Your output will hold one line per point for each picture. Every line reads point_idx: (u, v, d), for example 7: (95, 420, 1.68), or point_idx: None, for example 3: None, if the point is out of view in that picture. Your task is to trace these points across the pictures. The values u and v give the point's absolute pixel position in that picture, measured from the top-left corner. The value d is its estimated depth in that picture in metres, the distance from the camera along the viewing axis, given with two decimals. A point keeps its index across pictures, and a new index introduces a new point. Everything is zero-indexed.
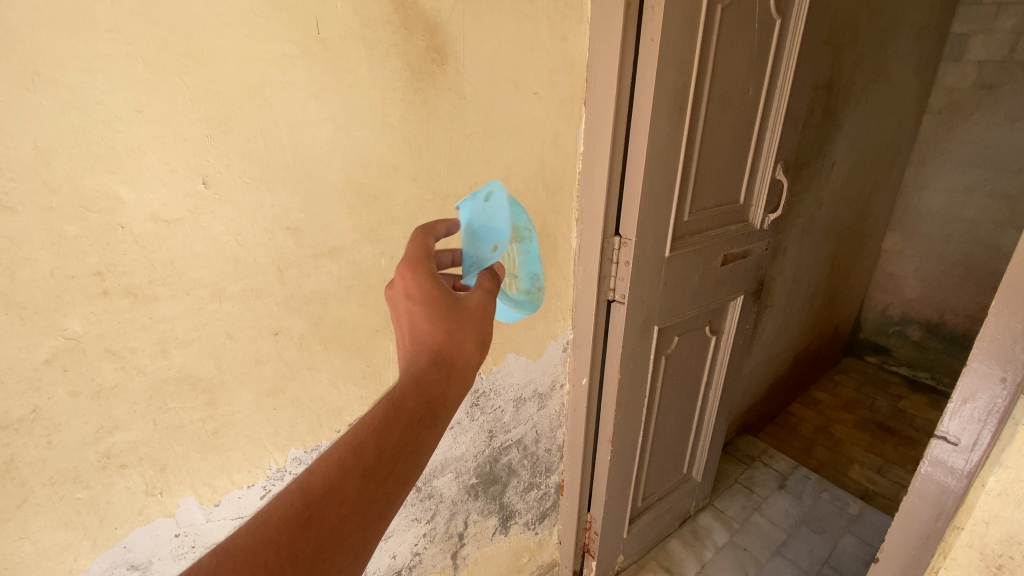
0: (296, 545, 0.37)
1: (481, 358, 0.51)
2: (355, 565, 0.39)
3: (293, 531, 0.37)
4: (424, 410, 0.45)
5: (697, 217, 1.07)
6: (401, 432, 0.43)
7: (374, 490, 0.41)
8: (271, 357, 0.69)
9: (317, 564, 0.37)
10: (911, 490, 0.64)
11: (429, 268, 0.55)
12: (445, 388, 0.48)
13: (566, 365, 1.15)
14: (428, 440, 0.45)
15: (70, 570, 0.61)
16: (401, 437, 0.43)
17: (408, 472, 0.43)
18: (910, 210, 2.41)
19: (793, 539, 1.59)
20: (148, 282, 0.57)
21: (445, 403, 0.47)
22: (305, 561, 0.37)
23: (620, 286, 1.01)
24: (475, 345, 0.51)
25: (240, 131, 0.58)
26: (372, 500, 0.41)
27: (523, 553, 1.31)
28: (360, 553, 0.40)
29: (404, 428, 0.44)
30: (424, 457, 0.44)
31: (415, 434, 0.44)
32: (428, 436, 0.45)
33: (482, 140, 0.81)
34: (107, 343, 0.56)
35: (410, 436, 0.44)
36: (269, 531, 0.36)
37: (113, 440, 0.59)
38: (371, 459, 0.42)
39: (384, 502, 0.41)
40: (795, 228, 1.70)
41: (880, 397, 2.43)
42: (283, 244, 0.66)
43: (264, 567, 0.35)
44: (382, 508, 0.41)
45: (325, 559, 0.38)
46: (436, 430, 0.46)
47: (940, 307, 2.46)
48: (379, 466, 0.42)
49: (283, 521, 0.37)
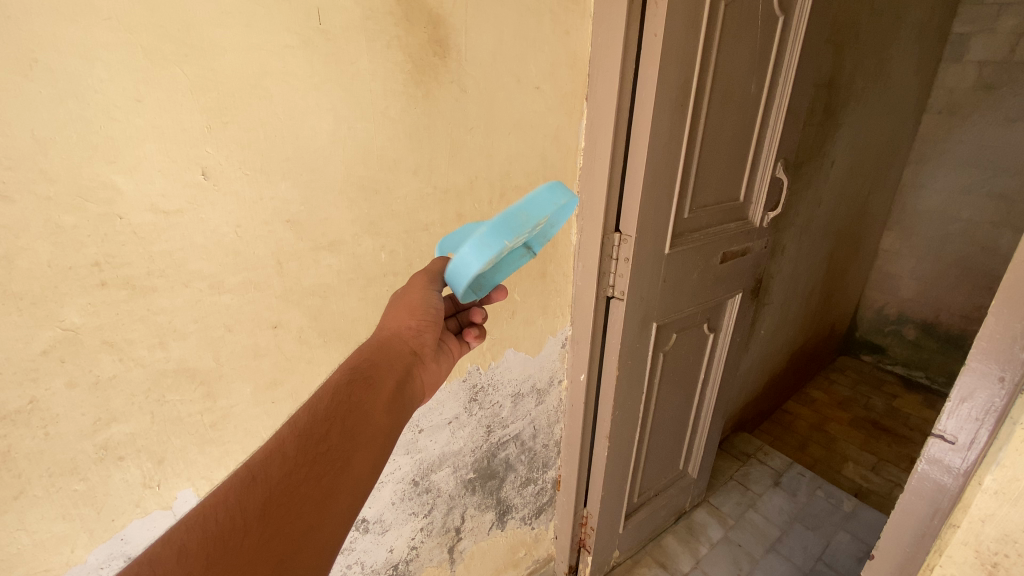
0: (245, 498, 0.43)
1: (409, 325, 0.62)
2: (314, 512, 0.44)
3: (241, 491, 0.43)
4: (352, 376, 0.55)
5: (697, 215, 1.07)
6: (331, 396, 0.52)
7: (317, 446, 0.48)
8: (269, 350, 0.69)
9: (270, 510, 0.42)
10: (908, 487, 0.65)
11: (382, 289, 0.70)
12: (371, 358, 0.58)
13: (564, 361, 1.15)
14: (360, 399, 0.53)
15: (67, 562, 0.61)
16: (334, 399, 0.52)
17: (348, 427, 0.50)
18: (908, 210, 2.42)
19: (787, 536, 1.60)
20: (146, 273, 0.57)
21: (373, 368, 0.57)
22: (256, 509, 0.42)
23: (620, 283, 1.01)
24: (400, 318, 0.62)
25: (240, 122, 0.58)
26: (316, 454, 0.47)
27: (520, 547, 1.31)
28: (317, 499, 0.45)
29: (335, 393, 0.52)
30: (361, 412, 0.52)
31: (346, 396, 0.52)
32: (360, 396, 0.53)
33: (483, 134, 0.80)
34: (105, 335, 0.56)
35: (343, 396, 0.52)
36: (216, 496, 0.43)
37: (111, 432, 0.59)
38: (307, 422, 0.49)
39: (329, 454, 0.48)
40: (794, 225, 1.70)
41: (875, 395, 2.45)
42: (283, 237, 0.65)
43: (216, 520, 0.41)
44: (330, 459, 0.47)
45: (277, 501, 0.43)
46: (367, 388, 0.54)
47: (936, 306, 2.47)
48: (315, 426, 0.49)
49: (230, 484, 0.43)
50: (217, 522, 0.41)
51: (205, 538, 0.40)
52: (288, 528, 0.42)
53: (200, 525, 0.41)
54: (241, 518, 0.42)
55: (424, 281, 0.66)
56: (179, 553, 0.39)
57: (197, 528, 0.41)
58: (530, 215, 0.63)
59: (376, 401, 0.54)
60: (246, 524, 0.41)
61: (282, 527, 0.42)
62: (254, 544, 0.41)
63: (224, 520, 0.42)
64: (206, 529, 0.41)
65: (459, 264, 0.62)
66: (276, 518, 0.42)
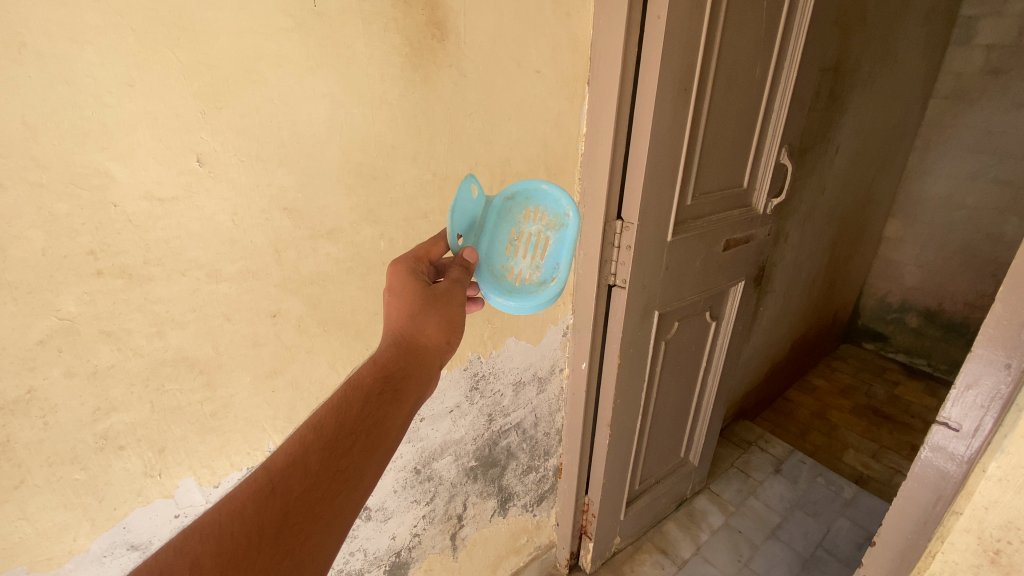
0: (263, 512, 0.43)
1: (445, 340, 0.61)
2: (323, 532, 0.44)
3: (259, 502, 0.43)
4: (381, 386, 0.54)
5: (700, 201, 1.05)
6: (360, 408, 0.51)
7: (337, 460, 0.47)
8: (269, 339, 0.68)
9: (285, 529, 0.42)
10: (910, 475, 0.64)
11: (402, 261, 0.65)
12: (404, 365, 0.56)
13: (566, 349, 1.15)
14: (386, 413, 0.52)
15: (69, 551, 0.61)
16: (359, 412, 0.51)
17: (369, 444, 0.50)
18: (913, 197, 2.40)
19: (787, 523, 1.61)
20: (143, 262, 0.56)
21: (404, 378, 0.56)
22: (272, 525, 0.42)
23: (621, 271, 1.00)
24: (436, 330, 0.60)
25: (234, 108, 0.57)
26: (336, 471, 0.47)
27: (521, 534, 1.32)
28: (327, 521, 0.45)
29: (364, 403, 0.52)
30: (383, 429, 0.51)
31: (373, 409, 0.52)
32: (386, 410, 0.52)
33: (483, 120, 0.79)
34: (102, 324, 0.55)
35: (369, 410, 0.52)
36: (234, 505, 0.42)
37: (111, 422, 0.59)
38: (332, 433, 0.49)
39: (347, 472, 0.47)
40: (797, 213, 1.68)
41: (876, 383, 2.45)
42: (280, 225, 0.64)
43: (231, 534, 0.41)
44: (347, 478, 0.47)
45: (291, 519, 0.43)
46: (395, 404, 0.53)
47: (939, 294, 2.46)
48: (341, 439, 0.49)
49: (248, 494, 0.43)
50: (232, 536, 0.41)
51: (220, 554, 0.40)
52: (298, 549, 0.42)
53: (215, 536, 0.40)
54: (256, 533, 0.42)
55: (459, 296, 0.65)
56: (192, 566, 0.39)
57: (211, 539, 0.40)
58: (568, 252, 0.80)
59: (399, 419, 0.53)
60: (260, 541, 0.41)
61: (292, 549, 0.42)
62: (264, 563, 0.40)
63: (239, 535, 0.41)
64: (219, 542, 0.40)
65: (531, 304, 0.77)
66: (288, 538, 0.42)
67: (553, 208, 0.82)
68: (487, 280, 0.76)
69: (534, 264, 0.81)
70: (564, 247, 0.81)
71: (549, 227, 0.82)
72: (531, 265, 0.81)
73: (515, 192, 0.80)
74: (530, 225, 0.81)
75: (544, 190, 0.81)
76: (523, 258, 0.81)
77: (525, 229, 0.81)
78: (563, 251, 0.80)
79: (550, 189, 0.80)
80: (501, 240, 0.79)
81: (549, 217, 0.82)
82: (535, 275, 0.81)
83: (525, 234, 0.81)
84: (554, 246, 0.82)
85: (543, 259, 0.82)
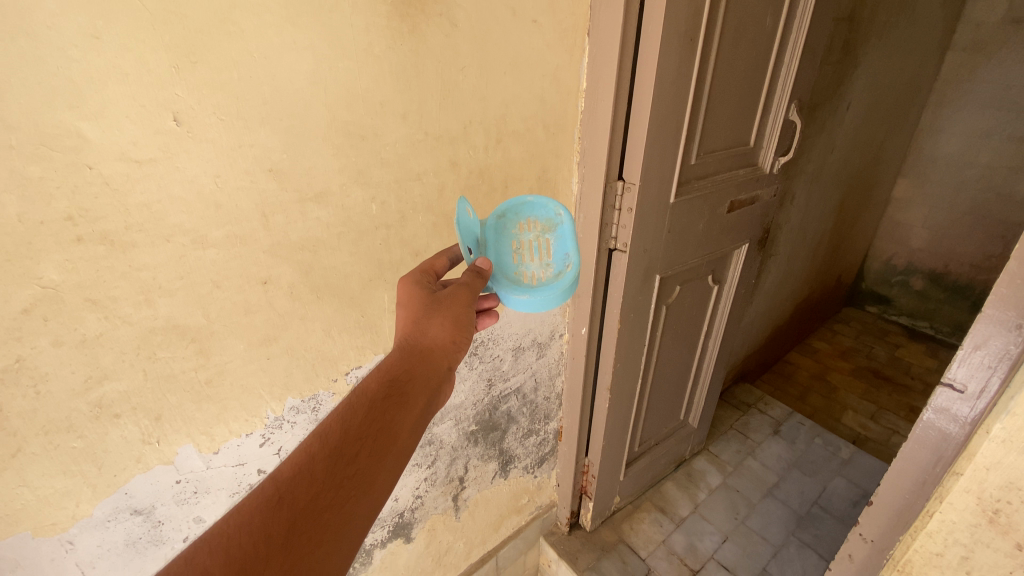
0: (270, 523, 0.42)
1: (454, 341, 0.59)
2: (332, 540, 0.44)
3: (265, 514, 0.43)
4: (387, 391, 0.53)
5: (705, 161, 1.02)
6: (366, 414, 0.50)
7: (343, 468, 0.47)
8: (261, 306, 0.67)
9: (294, 539, 0.42)
10: (911, 436, 0.64)
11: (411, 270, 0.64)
12: (411, 369, 0.55)
13: (566, 315, 1.13)
14: (392, 417, 0.51)
15: (73, 516, 0.61)
16: (365, 418, 0.50)
17: (376, 449, 0.49)
18: (924, 156, 2.33)
19: (784, 482, 1.64)
20: (125, 227, 0.54)
21: (410, 382, 0.54)
22: (278, 536, 0.42)
23: (622, 234, 0.97)
24: (442, 332, 0.58)
25: (209, 62, 0.53)
26: (342, 478, 0.46)
27: (522, 495, 1.35)
28: (337, 530, 0.44)
29: (370, 409, 0.51)
30: (389, 433, 0.50)
31: (379, 414, 0.51)
32: (392, 414, 0.51)
33: (476, 75, 0.75)
34: (87, 292, 0.54)
35: (375, 415, 0.51)
36: (242, 517, 0.42)
37: (104, 390, 0.58)
38: (337, 440, 0.48)
39: (354, 479, 0.47)
40: (805, 173, 1.64)
41: (878, 346, 2.45)
42: (266, 188, 0.62)
43: (239, 546, 0.41)
44: (355, 485, 0.47)
45: (298, 529, 0.43)
46: (401, 406, 0.52)
47: (946, 256, 2.43)
48: (346, 446, 0.48)
49: (256, 505, 0.43)
50: (239, 548, 0.40)
51: (228, 565, 0.39)
52: (307, 559, 0.42)
53: (223, 548, 0.40)
54: (263, 545, 0.41)
55: (467, 295, 0.62)
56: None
57: (219, 551, 0.40)
58: (572, 242, 0.79)
59: (406, 423, 0.52)
60: (268, 552, 0.41)
61: (301, 559, 0.42)
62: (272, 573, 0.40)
63: (247, 546, 0.41)
64: (227, 553, 0.40)
65: (558, 296, 0.74)
66: (297, 548, 0.42)
67: (542, 214, 0.80)
68: (503, 287, 0.73)
69: (544, 264, 0.79)
70: (568, 240, 0.80)
71: (544, 229, 0.80)
72: (541, 266, 0.79)
73: (504, 209, 0.77)
74: (527, 235, 0.79)
75: (529, 201, 0.78)
76: (532, 262, 0.78)
77: (523, 237, 0.79)
78: (568, 243, 0.80)
79: (534, 198, 0.78)
80: (503, 252, 0.76)
81: (541, 221, 0.80)
82: (549, 272, 0.78)
83: (526, 244, 0.78)
84: (557, 242, 0.80)
85: (550, 256, 0.80)
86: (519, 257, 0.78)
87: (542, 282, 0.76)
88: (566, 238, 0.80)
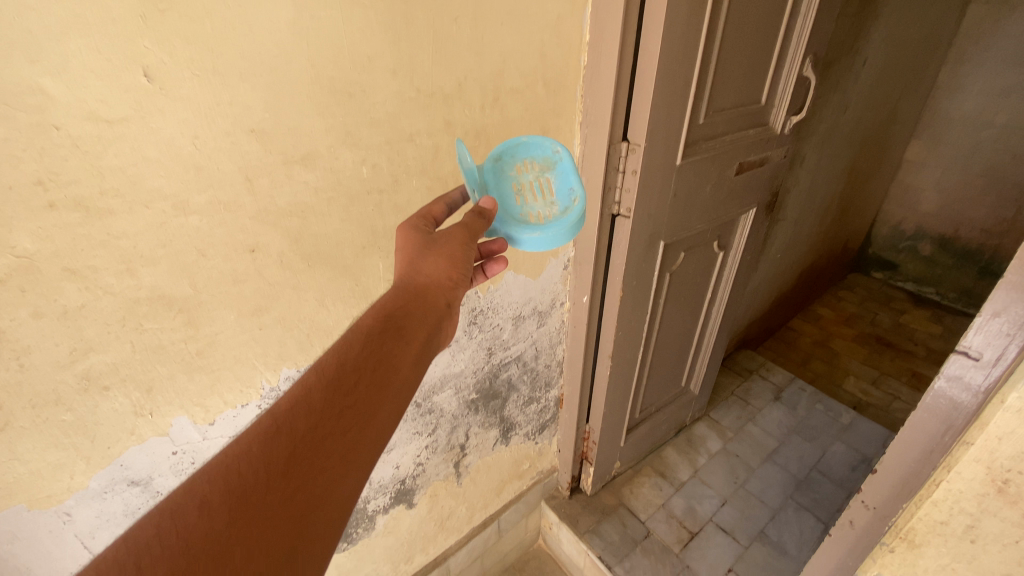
0: (269, 451, 0.41)
1: (453, 277, 0.57)
2: (337, 466, 0.43)
3: (264, 442, 0.41)
4: (384, 326, 0.51)
5: (713, 120, 0.97)
6: (363, 348, 0.49)
7: (343, 398, 0.46)
8: (250, 276, 0.65)
9: (296, 466, 0.41)
10: (920, 405, 0.62)
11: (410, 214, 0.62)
12: (408, 305, 0.54)
13: (567, 282, 1.11)
14: (391, 350, 0.50)
15: (68, 489, 0.61)
16: (363, 351, 0.49)
17: (376, 379, 0.48)
18: (940, 116, 2.25)
19: (783, 446, 1.65)
20: (100, 192, 0.51)
21: (407, 317, 0.53)
22: (279, 463, 0.41)
23: (626, 198, 0.94)
24: (439, 268, 0.56)
25: (178, 10, 0.49)
26: (342, 408, 0.45)
27: (523, 461, 1.36)
28: (341, 457, 0.43)
29: (366, 343, 0.50)
30: (388, 365, 0.49)
31: (377, 347, 0.50)
32: (390, 347, 0.50)
33: (471, 26, 0.70)
34: (65, 262, 0.51)
35: (372, 347, 0.49)
36: (240, 446, 0.41)
37: (91, 362, 0.56)
38: (335, 372, 0.47)
39: (355, 408, 0.46)
40: (816, 135, 1.57)
41: (882, 312, 2.43)
42: (249, 150, 0.58)
43: (239, 473, 0.39)
44: (357, 413, 0.45)
45: (300, 456, 0.41)
46: (399, 339, 0.51)
47: (956, 221, 2.38)
48: (344, 377, 0.47)
49: (255, 435, 0.41)
50: (239, 476, 0.39)
51: (228, 493, 0.38)
52: (312, 484, 0.41)
53: (222, 476, 0.39)
54: (264, 472, 0.40)
55: (469, 233, 0.60)
56: (201, 506, 0.38)
57: (220, 478, 0.39)
58: (574, 177, 0.74)
59: (405, 355, 0.51)
60: (269, 479, 0.40)
61: (305, 484, 0.41)
62: (276, 500, 0.39)
63: (247, 474, 0.40)
64: (227, 481, 0.39)
65: (565, 232, 0.69)
66: (300, 474, 0.41)
67: (539, 153, 0.75)
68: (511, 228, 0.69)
69: (548, 202, 0.74)
70: (570, 175, 0.74)
71: (543, 168, 0.75)
72: (546, 206, 0.74)
73: (501, 150, 0.72)
74: (526, 176, 0.74)
75: (524, 140, 0.73)
76: (535, 203, 0.74)
77: (522, 179, 0.74)
78: (570, 177, 0.74)
79: (529, 137, 0.73)
80: (507, 195, 0.72)
81: (539, 159, 0.75)
82: (554, 210, 0.74)
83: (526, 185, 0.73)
84: (559, 179, 0.75)
85: (553, 195, 0.75)
86: (522, 198, 0.73)
87: (549, 221, 0.72)
88: (568, 173, 0.74)
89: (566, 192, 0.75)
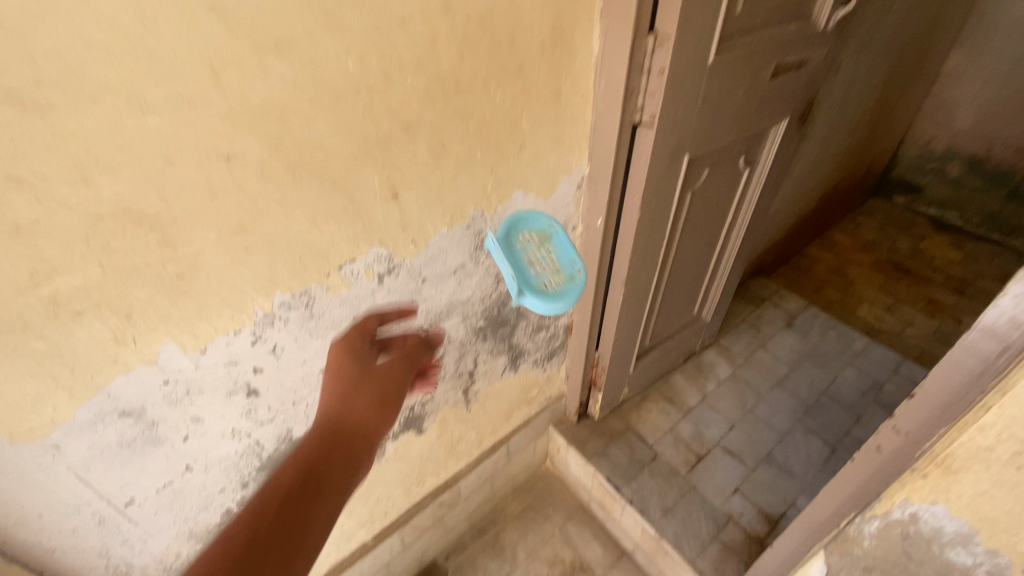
0: None
1: (376, 405, 0.62)
2: None
3: None
4: (308, 466, 0.56)
5: (753, 9, 0.84)
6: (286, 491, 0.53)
7: (262, 540, 0.49)
8: (228, 190, 0.57)
9: None
10: (976, 326, 0.56)
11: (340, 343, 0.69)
12: (333, 440, 0.58)
13: (580, 204, 1.03)
14: (314, 493, 0.54)
15: (53, 420, 0.57)
16: (285, 497, 0.53)
17: (297, 518, 0.52)
18: (990, 18, 2.02)
19: (794, 373, 1.63)
20: (33, 83, 0.42)
21: (333, 451, 0.58)
22: None
23: (650, 104, 0.83)
24: (366, 406, 0.62)
25: None
26: (262, 550, 0.48)
27: (532, 388, 1.35)
28: None
29: (291, 486, 0.54)
30: (308, 500, 0.53)
31: (302, 489, 0.54)
32: (315, 490, 0.54)
33: None
34: (5, 169, 0.44)
35: (296, 491, 0.53)
36: None
37: (57, 285, 0.51)
38: (256, 521, 0.50)
39: (274, 547, 0.49)
40: (857, 37, 1.41)
41: (901, 238, 2.34)
42: (210, 33, 0.48)
43: None
44: (277, 552, 0.49)
45: None
46: (325, 482, 0.55)
47: (991, 139, 2.22)
48: (264, 523, 0.50)
49: None
50: None
51: None
52: None
53: None
54: None
55: (398, 374, 0.67)
56: None
57: None
58: (570, 245, 0.85)
59: (330, 491, 0.55)
60: None
61: None
62: None
63: None
64: None
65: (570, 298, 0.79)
66: None
67: (537, 226, 0.87)
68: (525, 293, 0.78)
69: (552, 270, 0.83)
70: (568, 247, 0.85)
71: (543, 240, 0.86)
72: (553, 273, 0.82)
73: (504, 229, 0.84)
74: (531, 247, 0.85)
75: (524, 216, 0.86)
76: (542, 271, 0.82)
77: (526, 248, 0.84)
78: (569, 250, 0.85)
79: (528, 213, 0.86)
80: (518, 263, 0.82)
81: (537, 233, 0.86)
82: (560, 278, 0.82)
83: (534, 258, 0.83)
84: (559, 247, 0.85)
85: (555, 262, 0.84)
86: (529, 267, 0.82)
87: (556, 293, 0.80)
88: (564, 244, 0.86)
89: (566, 260, 0.85)
